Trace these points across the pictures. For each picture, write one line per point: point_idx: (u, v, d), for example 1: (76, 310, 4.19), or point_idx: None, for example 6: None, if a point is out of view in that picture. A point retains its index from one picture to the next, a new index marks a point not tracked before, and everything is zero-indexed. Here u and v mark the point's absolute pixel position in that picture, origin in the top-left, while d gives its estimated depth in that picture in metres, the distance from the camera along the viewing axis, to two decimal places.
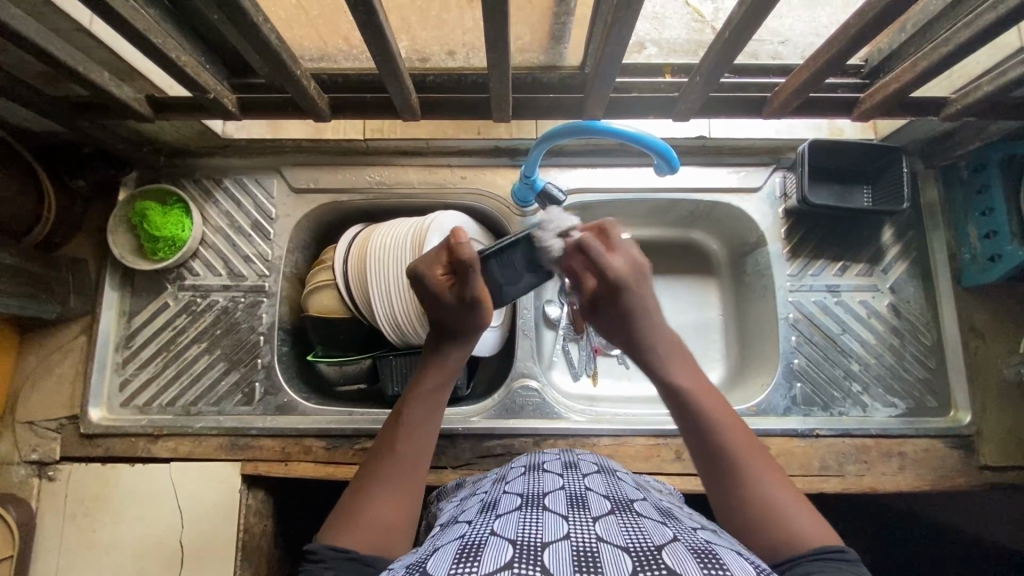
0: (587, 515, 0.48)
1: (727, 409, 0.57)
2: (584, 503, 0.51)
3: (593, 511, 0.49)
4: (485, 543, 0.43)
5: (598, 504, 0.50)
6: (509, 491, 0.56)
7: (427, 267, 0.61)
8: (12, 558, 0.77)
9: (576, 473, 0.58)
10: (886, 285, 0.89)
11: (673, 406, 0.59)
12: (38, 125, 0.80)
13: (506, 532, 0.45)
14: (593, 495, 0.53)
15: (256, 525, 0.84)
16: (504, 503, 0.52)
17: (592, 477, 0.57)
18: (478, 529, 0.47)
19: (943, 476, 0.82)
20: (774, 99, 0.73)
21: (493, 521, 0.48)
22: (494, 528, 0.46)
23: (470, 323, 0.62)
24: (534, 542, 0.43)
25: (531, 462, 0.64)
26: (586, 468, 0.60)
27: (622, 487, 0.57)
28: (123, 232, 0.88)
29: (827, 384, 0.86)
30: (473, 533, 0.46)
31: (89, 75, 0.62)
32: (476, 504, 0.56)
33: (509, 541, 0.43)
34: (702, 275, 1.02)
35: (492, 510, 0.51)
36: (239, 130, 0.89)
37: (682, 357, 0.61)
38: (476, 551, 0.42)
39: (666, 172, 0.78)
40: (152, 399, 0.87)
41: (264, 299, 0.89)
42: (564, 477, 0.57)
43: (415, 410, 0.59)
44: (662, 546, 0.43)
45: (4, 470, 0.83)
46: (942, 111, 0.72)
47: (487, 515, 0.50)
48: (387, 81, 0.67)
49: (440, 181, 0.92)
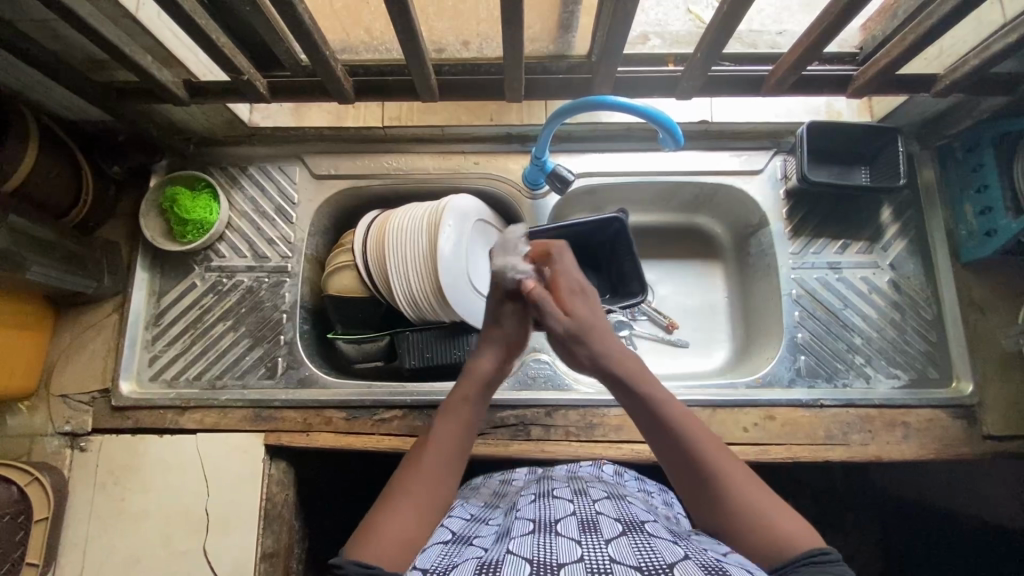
0: (599, 538, 0.52)
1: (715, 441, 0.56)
2: (596, 528, 0.54)
3: (605, 534, 0.53)
4: (503, 561, 0.48)
5: (610, 527, 0.55)
6: (522, 517, 0.60)
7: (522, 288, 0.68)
8: (46, 520, 0.80)
9: (586, 499, 0.63)
10: (886, 262, 0.91)
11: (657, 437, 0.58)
12: (80, 113, 0.86)
13: (521, 553, 0.49)
14: (604, 519, 0.57)
15: (279, 494, 0.86)
16: (517, 528, 0.56)
17: (602, 503, 0.62)
18: (494, 551, 0.51)
19: (946, 445, 0.83)
20: (772, 76, 0.76)
21: (509, 544, 0.52)
22: (509, 550, 0.51)
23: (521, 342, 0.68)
24: (550, 563, 0.47)
25: (541, 489, 0.69)
26: (596, 494, 0.65)
27: (632, 510, 0.61)
28: (155, 217, 0.92)
29: (830, 357, 0.88)
30: (490, 555, 0.51)
31: (133, 56, 0.67)
32: (490, 530, 0.60)
33: (526, 560, 0.48)
34: (708, 258, 1.06)
35: (507, 537, 0.56)
36: (265, 119, 0.94)
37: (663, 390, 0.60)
38: (494, 568, 0.47)
39: (671, 147, 0.81)
40: (179, 373, 0.91)
41: (286, 279, 0.93)
42: (575, 502, 0.62)
43: (445, 435, 0.60)
44: (674, 563, 0.47)
45: (37, 442, 0.86)
46: (933, 87, 0.75)
47: (502, 541, 0.55)
48: (411, 62, 0.72)
49: (454, 166, 0.96)
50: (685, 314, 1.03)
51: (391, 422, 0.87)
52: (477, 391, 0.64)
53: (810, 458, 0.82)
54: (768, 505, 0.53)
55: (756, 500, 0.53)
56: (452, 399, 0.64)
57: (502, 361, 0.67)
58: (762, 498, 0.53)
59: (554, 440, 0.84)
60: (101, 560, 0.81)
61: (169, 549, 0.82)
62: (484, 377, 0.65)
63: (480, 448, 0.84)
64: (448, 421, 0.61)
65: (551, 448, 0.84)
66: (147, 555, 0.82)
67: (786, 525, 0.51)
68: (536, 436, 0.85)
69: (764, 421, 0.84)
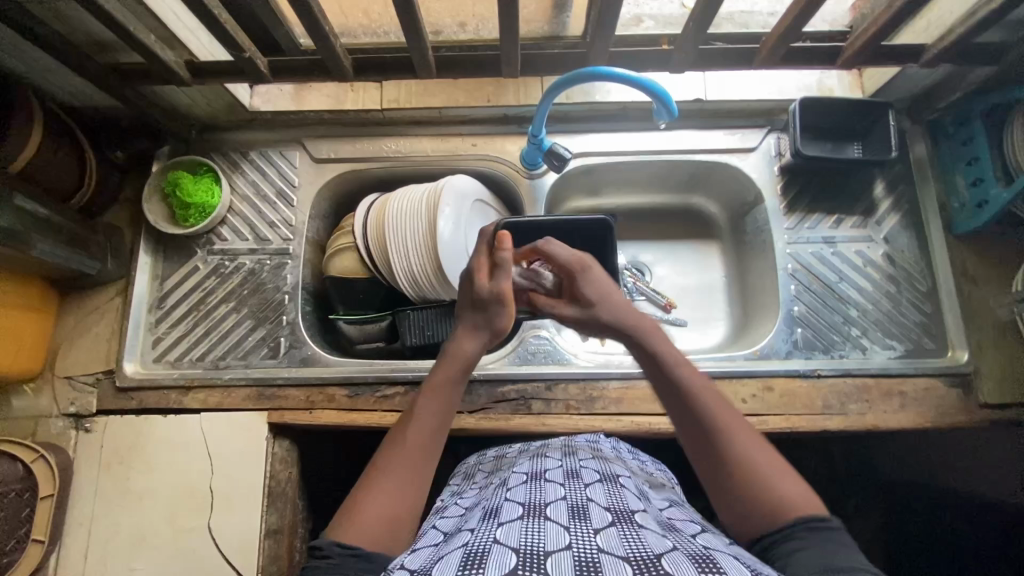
0: (588, 528, 0.52)
1: (738, 419, 0.57)
2: (585, 514, 0.55)
3: (595, 523, 0.53)
4: (489, 551, 0.48)
5: (599, 516, 0.55)
6: (511, 499, 0.60)
7: (509, 297, 0.70)
8: (52, 497, 0.81)
9: (578, 483, 0.63)
10: (879, 236, 0.93)
11: (678, 403, 0.59)
12: (83, 96, 0.87)
13: (509, 541, 0.49)
14: (594, 506, 0.57)
15: (282, 472, 0.87)
16: (506, 510, 0.57)
17: (593, 487, 0.62)
18: (481, 537, 0.51)
19: (943, 414, 0.84)
20: (763, 48, 0.77)
21: (496, 529, 0.52)
22: (497, 536, 0.51)
23: (494, 324, 0.71)
24: (538, 551, 0.47)
25: (533, 468, 0.69)
26: (588, 477, 0.65)
27: (624, 497, 0.61)
28: (157, 202, 0.93)
29: (826, 329, 0.89)
30: (477, 541, 0.51)
31: (138, 33, 0.68)
32: (479, 513, 0.60)
33: (513, 550, 0.47)
34: (704, 238, 1.07)
35: (495, 518, 0.56)
36: (266, 103, 0.95)
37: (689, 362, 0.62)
38: (481, 559, 0.46)
39: (666, 119, 0.80)
40: (183, 354, 0.92)
41: (288, 261, 0.95)
42: (566, 487, 0.62)
43: (428, 410, 0.64)
44: (661, 555, 0.47)
45: (43, 423, 0.87)
46: (921, 58, 0.77)
47: (489, 523, 0.55)
48: (408, 35, 0.73)
49: (452, 148, 0.97)
50: (682, 294, 1.04)
51: (394, 399, 0.87)
52: (457, 369, 0.68)
53: (808, 427, 0.83)
54: (786, 482, 0.53)
55: (774, 472, 0.54)
56: (436, 377, 0.67)
57: (486, 344, 0.71)
58: (770, 462, 0.54)
59: (554, 413, 0.85)
60: (107, 536, 0.82)
61: (174, 527, 0.82)
62: (466, 361, 0.68)
63: (482, 422, 0.85)
64: (429, 395, 0.65)
65: (553, 421, 0.85)
66: (151, 533, 0.82)
67: (799, 498, 0.52)
68: (536, 410, 0.86)
69: (763, 392, 0.85)
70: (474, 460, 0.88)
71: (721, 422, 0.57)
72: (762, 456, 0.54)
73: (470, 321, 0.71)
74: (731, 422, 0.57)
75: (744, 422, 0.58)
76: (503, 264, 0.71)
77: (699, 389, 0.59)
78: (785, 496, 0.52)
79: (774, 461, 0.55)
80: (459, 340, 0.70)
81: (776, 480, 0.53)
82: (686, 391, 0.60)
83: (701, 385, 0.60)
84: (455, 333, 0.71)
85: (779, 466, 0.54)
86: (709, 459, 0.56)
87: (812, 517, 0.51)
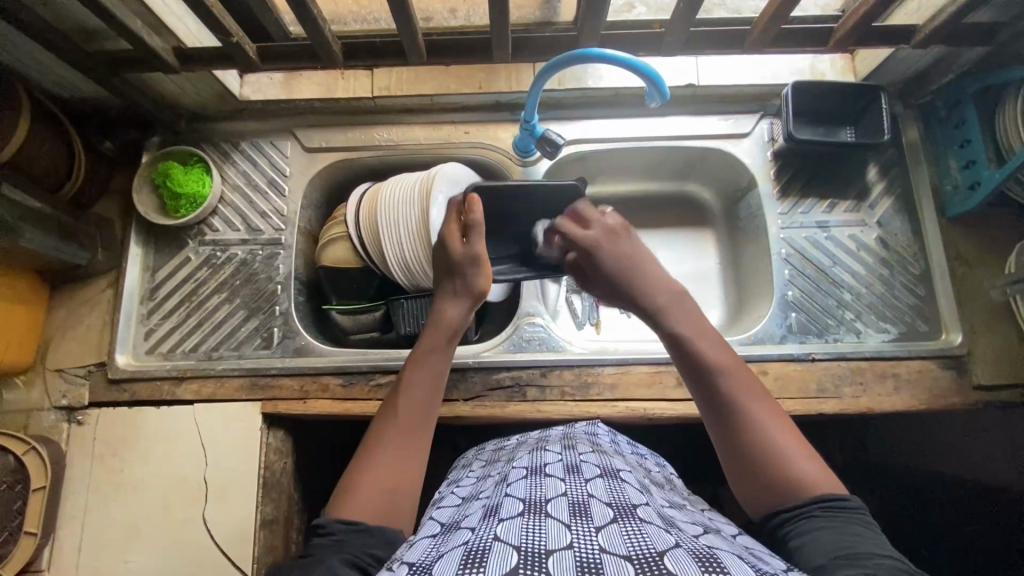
0: (589, 525, 0.50)
1: (761, 400, 0.56)
2: (586, 512, 0.53)
3: (595, 521, 0.51)
4: (490, 548, 0.46)
5: (600, 513, 0.53)
6: (512, 496, 0.58)
7: (484, 257, 0.73)
8: (44, 489, 0.80)
9: (579, 479, 0.62)
10: (873, 220, 0.93)
11: (697, 384, 0.59)
12: (70, 88, 0.86)
13: (510, 539, 0.47)
14: (596, 503, 0.56)
15: (277, 462, 0.87)
16: (507, 507, 0.55)
17: (595, 483, 0.61)
18: (481, 535, 0.49)
19: (937, 395, 0.84)
20: (754, 30, 0.77)
21: (496, 527, 0.50)
22: (497, 533, 0.49)
23: (471, 283, 0.72)
24: (539, 550, 0.45)
25: (533, 463, 0.68)
26: (589, 472, 0.64)
27: (625, 492, 0.60)
28: (147, 193, 0.92)
29: (820, 314, 0.89)
30: (477, 540, 0.48)
31: (124, 18, 0.68)
32: (478, 510, 0.58)
33: (514, 548, 0.45)
34: (698, 225, 1.07)
35: (495, 515, 0.54)
36: (256, 92, 0.94)
37: (712, 341, 0.61)
38: (481, 558, 0.44)
39: (657, 102, 0.79)
40: (176, 345, 0.91)
41: (280, 251, 0.94)
42: (567, 482, 0.61)
43: (419, 379, 0.65)
44: (664, 552, 0.45)
45: (34, 416, 0.87)
46: (912, 39, 0.77)
47: (489, 520, 0.53)
48: (397, 18, 0.72)
49: (444, 136, 0.97)
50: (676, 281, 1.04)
51: (388, 387, 0.87)
52: (443, 334, 0.68)
53: (802, 411, 0.83)
54: (806, 463, 0.53)
55: (794, 452, 0.53)
56: (421, 345, 0.68)
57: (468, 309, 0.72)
58: (790, 439, 0.54)
59: (549, 400, 0.85)
60: (101, 528, 0.82)
61: (168, 518, 0.82)
62: (451, 325, 0.69)
63: (477, 409, 0.84)
64: (417, 364, 0.66)
65: (547, 408, 0.84)
66: (145, 524, 0.82)
67: (816, 478, 0.52)
68: (531, 397, 0.86)
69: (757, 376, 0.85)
70: (472, 451, 0.88)
71: (740, 404, 0.56)
72: (782, 438, 0.54)
73: (451, 289, 0.72)
74: (752, 404, 0.56)
75: (767, 402, 0.57)
76: (474, 225, 0.74)
77: (721, 369, 0.58)
78: (802, 477, 0.52)
79: (793, 440, 0.54)
80: (442, 309, 0.71)
81: (794, 461, 0.53)
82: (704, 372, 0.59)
83: (722, 366, 0.59)
84: (437, 301, 0.72)
85: (797, 443, 0.54)
86: (726, 430, 0.56)
87: (828, 495, 0.51)
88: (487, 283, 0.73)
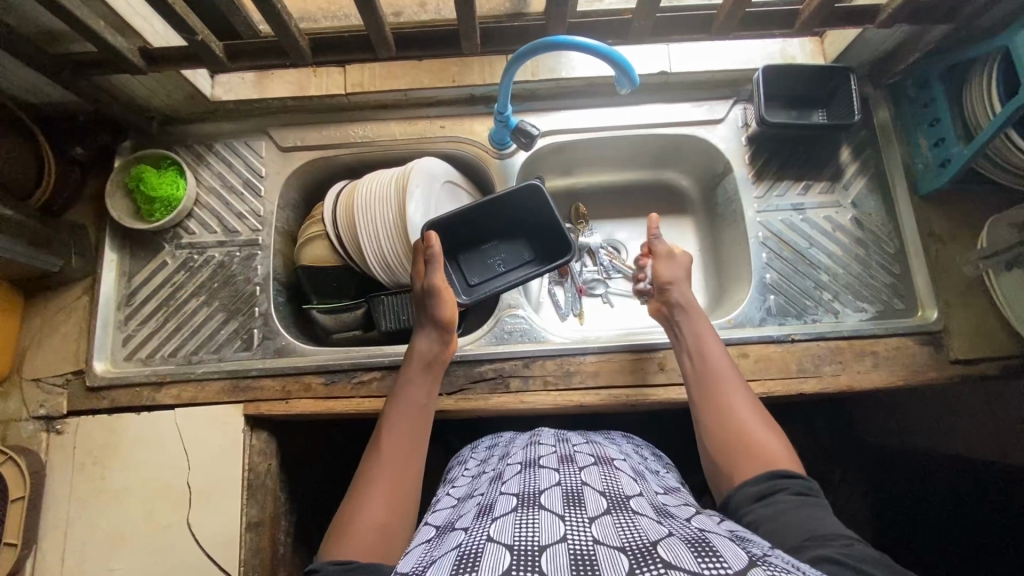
0: (583, 516, 0.50)
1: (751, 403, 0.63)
2: (579, 501, 0.53)
3: (589, 510, 0.51)
4: (484, 550, 0.46)
5: (594, 503, 0.53)
6: (505, 492, 0.58)
7: (443, 289, 0.75)
8: (23, 499, 0.79)
9: (572, 468, 0.62)
10: (847, 201, 0.94)
11: (699, 384, 0.67)
12: (37, 94, 0.85)
13: (503, 538, 0.47)
14: (588, 492, 0.56)
15: (261, 464, 0.86)
16: (500, 505, 0.55)
17: (587, 471, 0.61)
18: (474, 536, 0.49)
19: (914, 371, 0.85)
20: (719, 15, 0.77)
21: (490, 527, 0.50)
22: (490, 534, 0.48)
23: (434, 313, 0.76)
24: (532, 547, 0.45)
25: (528, 456, 0.68)
26: (583, 461, 0.64)
27: (617, 481, 0.60)
28: (120, 198, 0.91)
29: (799, 295, 0.90)
30: (470, 542, 0.48)
31: (84, 19, 0.67)
32: (473, 509, 0.58)
33: (507, 547, 0.45)
34: (676, 212, 1.08)
35: (488, 514, 0.54)
36: (227, 92, 0.93)
37: (721, 360, 0.69)
38: (474, 561, 0.44)
39: (628, 88, 0.79)
40: (155, 350, 0.90)
41: (258, 251, 0.93)
42: (561, 472, 0.61)
43: (404, 419, 0.68)
44: (657, 542, 0.45)
45: (12, 427, 0.85)
46: (877, 19, 0.78)
47: (482, 519, 0.53)
48: (363, 13, 0.72)
49: (421, 131, 0.96)
50: None
51: (371, 384, 0.87)
52: (422, 368, 0.73)
53: (783, 391, 0.84)
54: (779, 449, 0.58)
55: (773, 440, 0.59)
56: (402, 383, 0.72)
57: (440, 341, 0.76)
58: (769, 431, 0.60)
59: (532, 390, 0.85)
60: (83, 537, 0.81)
61: (152, 524, 0.81)
62: (426, 358, 0.74)
63: (460, 403, 0.84)
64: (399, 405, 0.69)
65: (530, 398, 0.85)
66: (129, 531, 0.81)
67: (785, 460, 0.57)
68: (515, 388, 0.86)
69: (737, 358, 0.85)
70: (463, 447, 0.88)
71: (732, 402, 0.63)
72: (761, 429, 0.60)
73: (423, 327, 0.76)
74: (742, 405, 0.63)
75: (757, 406, 0.63)
76: (433, 256, 0.76)
77: (723, 377, 0.66)
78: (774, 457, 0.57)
79: (772, 434, 0.60)
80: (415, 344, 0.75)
81: (770, 447, 0.58)
82: (709, 377, 0.67)
83: (725, 375, 0.67)
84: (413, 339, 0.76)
85: (776, 435, 0.60)
86: (716, 417, 0.63)
87: (791, 471, 0.55)
88: (452, 310, 0.76)
